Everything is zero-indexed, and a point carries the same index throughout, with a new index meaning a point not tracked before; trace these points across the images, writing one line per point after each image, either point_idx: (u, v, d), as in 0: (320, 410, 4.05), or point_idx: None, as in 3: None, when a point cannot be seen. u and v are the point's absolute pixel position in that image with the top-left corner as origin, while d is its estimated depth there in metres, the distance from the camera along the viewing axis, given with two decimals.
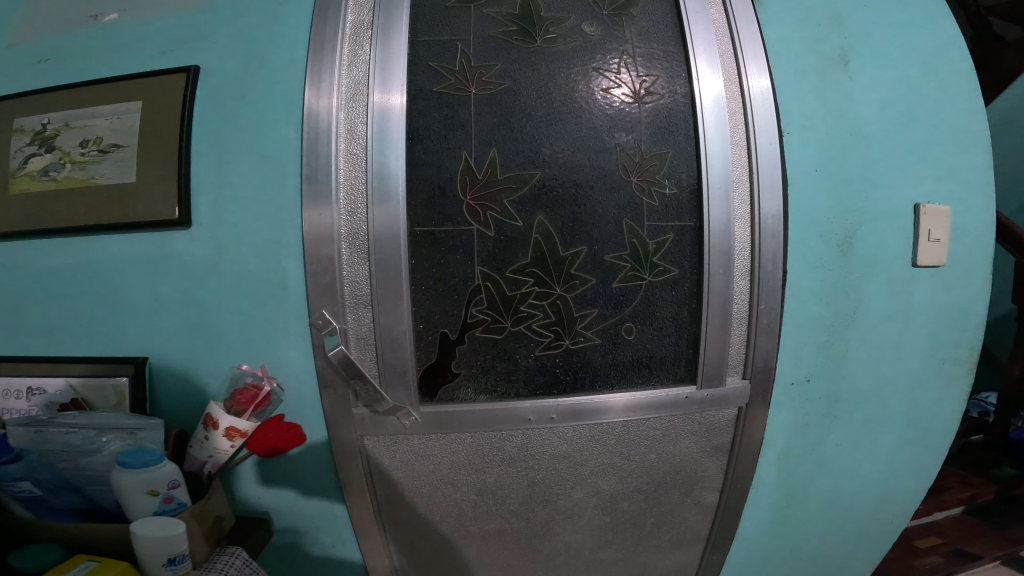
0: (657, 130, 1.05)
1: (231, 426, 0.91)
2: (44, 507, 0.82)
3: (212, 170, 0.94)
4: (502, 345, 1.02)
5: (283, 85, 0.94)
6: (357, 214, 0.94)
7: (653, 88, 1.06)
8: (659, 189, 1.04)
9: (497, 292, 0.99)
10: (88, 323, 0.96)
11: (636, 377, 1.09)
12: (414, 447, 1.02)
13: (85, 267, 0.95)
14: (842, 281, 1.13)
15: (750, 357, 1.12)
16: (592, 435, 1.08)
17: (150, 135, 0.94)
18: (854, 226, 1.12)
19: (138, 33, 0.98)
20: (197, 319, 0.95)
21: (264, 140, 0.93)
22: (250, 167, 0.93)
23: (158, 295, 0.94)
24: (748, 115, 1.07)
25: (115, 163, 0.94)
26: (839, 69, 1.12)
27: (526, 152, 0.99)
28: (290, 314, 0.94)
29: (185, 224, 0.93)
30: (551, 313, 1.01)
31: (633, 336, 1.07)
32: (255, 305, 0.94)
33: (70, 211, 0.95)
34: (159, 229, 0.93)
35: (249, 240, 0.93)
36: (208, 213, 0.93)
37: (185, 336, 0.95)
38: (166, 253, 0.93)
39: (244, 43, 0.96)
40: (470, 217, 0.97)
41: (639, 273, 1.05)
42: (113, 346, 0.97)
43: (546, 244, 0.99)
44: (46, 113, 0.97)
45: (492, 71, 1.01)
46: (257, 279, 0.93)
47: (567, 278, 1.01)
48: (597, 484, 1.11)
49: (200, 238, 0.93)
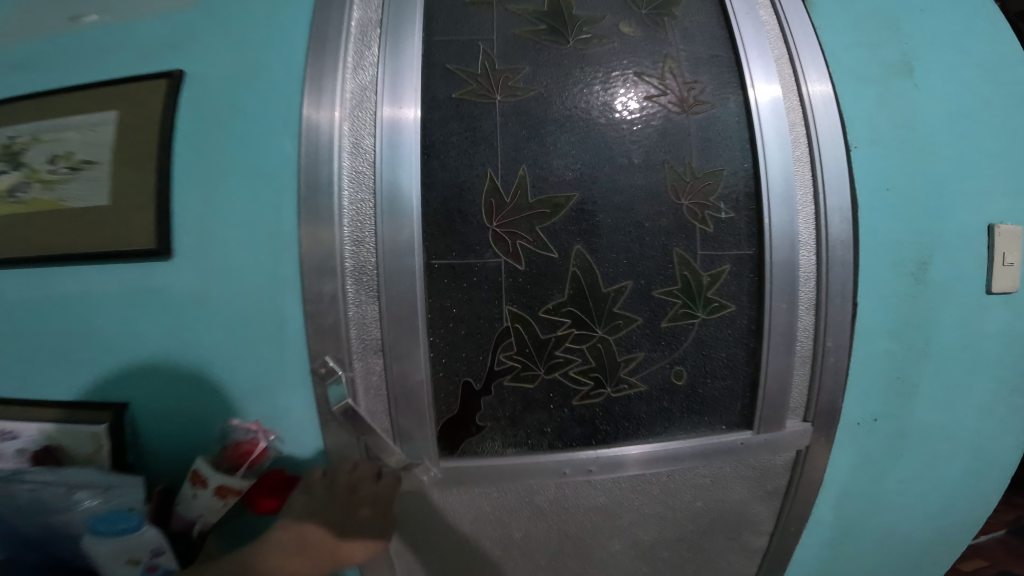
0: (694, 144, 0.90)
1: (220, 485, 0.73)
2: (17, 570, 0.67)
3: (195, 188, 0.76)
4: (534, 395, 0.86)
5: (279, 86, 0.78)
6: (363, 243, 0.77)
7: (700, 97, 0.92)
8: (721, 209, 0.91)
9: (529, 335, 0.83)
10: (53, 374, 0.77)
11: (663, 416, 0.93)
12: (435, 502, 0.86)
13: (53, 302, 0.76)
14: (913, 311, 0.99)
15: (814, 398, 0.98)
16: (632, 485, 0.93)
17: (130, 145, 0.77)
18: (925, 250, 0.98)
19: (119, 35, 0.81)
20: (182, 369, 0.76)
21: (260, 157, 0.76)
22: (241, 188, 0.75)
23: (137, 339, 0.75)
24: (806, 130, 0.95)
25: (87, 183, 0.76)
26: (905, 80, 0.99)
27: (551, 164, 0.84)
28: (288, 357, 0.76)
29: (166, 254, 0.74)
30: (590, 357, 0.87)
31: (686, 369, 0.93)
32: (251, 352, 0.75)
33: (32, 238, 0.76)
34: (139, 261, 0.75)
35: (238, 274, 0.74)
36: (191, 240, 0.74)
37: (165, 395, 0.77)
38: (150, 287, 0.75)
39: (237, 48, 0.80)
40: (496, 246, 0.81)
41: (689, 312, 0.90)
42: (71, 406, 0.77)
43: (586, 278, 0.84)
44: (13, 126, 0.80)
45: (519, 74, 0.87)
46: (250, 317, 0.75)
47: (609, 317, 0.86)
48: (636, 532, 0.96)
49: (184, 269, 0.74)
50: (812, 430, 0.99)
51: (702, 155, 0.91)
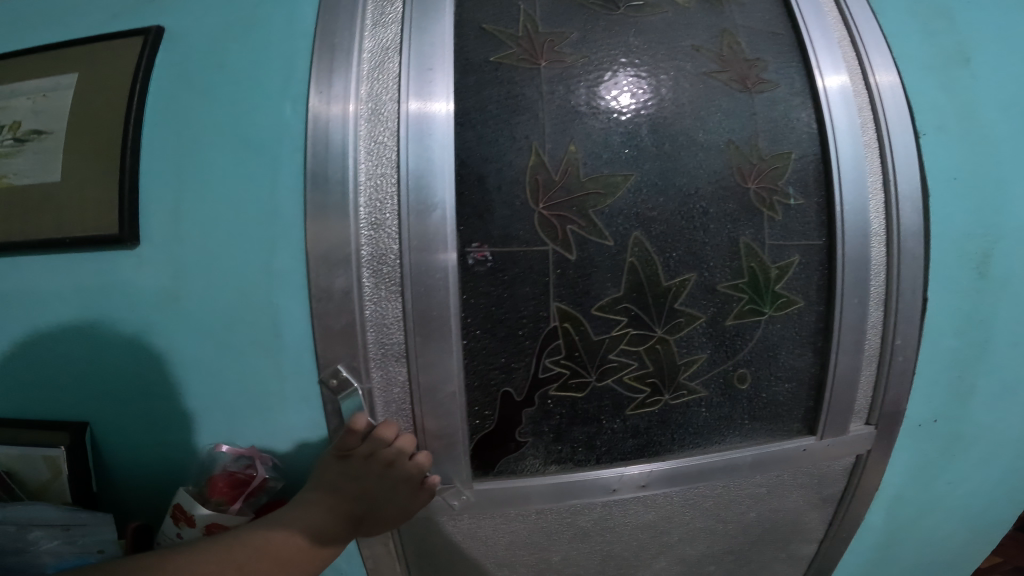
0: (752, 136, 0.64)
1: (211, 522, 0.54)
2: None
3: (170, 169, 0.57)
4: (582, 408, 0.64)
5: (273, 36, 0.59)
6: (383, 229, 0.56)
7: (764, 74, 0.67)
8: (776, 190, 0.65)
9: (576, 336, 0.61)
10: (6, 393, 0.61)
11: (732, 429, 0.69)
12: (463, 526, 0.66)
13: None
14: (973, 312, 0.70)
15: (879, 398, 0.71)
16: (686, 498, 0.71)
17: (91, 110, 0.59)
18: (994, 236, 0.69)
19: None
20: (154, 387, 0.58)
21: (245, 116, 0.56)
22: (221, 167, 0.56)
23: (97, 348, 0.58)
24: (866, 95, 0.67)
25: (36, 154, 0.59)
26: (969, 69, 0.69)
27: (607, 142, 0.60)
28: (285, 377, 0.57)
29: (130, 241, 0.56)
30: (648, 363, 0.63)
31: (760, 373, 0.68)
32: (236, 379, 0.57)
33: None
34: (94, 250, 0.57)
35: (218, 267, 0.56)
36: (164, 231, 0.56)
37: (136, 419, 0.59)
38: (111, 283, 0.57)
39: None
40: (541, 232, 0.58)
41: (758, 311, 0.66)
42: (14, 436, 0.60)
43: (646, 268, 0.61)
44: None
45: (567, 39, 0.63)
46: (237, 324, 0.56)
47: (670, 315, 0.63)
48: (686, 550, 0.75)
49: (153, 261, 0.56)
50: (877, 441, 0.73)
51: (752, 157, 0.64)
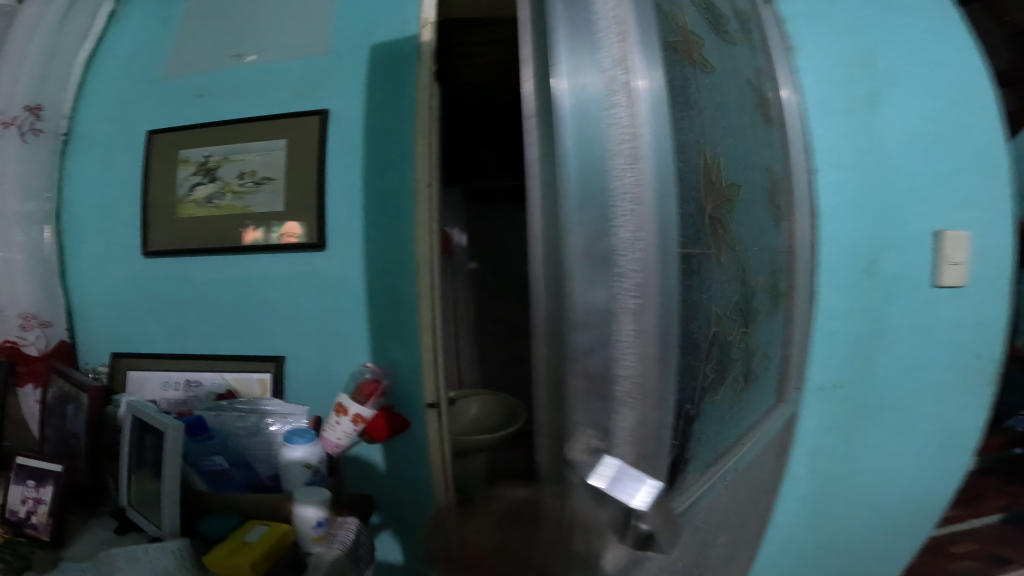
0: (728, 96, 0.53)
1: (360, 411, 0.68)
2: (223, 485, 0.65)
3: (339, 176, 0.73)
4: (706, 413, 0.47)
5: (397, 68, 0.74)
6: (637, 165, 0.30)
7: (730, 32, 0.59)
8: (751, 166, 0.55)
9: (723, 314, 0.46)
10: (210, 359, 0.75)
11: (734, 427, 0.56)
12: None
13: (224, 291, 0.75)
14: (866, 308, 0.76)
15: (782, 356, 0.67)
16: (738, 487, 0.60)
17: (295, 149, 0.74)
18: (888, 241, 0.74)
19: (273, 75, 0.76)
20: (319, 349, 0.74)
21: (387, 136, 0.73)
22: (369, 178, 0.73)
23: (281, 319, 0.74)
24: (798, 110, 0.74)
25: (273, 194, 0.73)
26: (874, 110, 0.75)
27: (674, 51, 0.40)
28: (407, 335, 0.73)
29: (321, 246, 0.73)
30: (741, 343, 0.53)
31: (748, 359, 0.57)
32: (380, 333, 0.73)
33: (219, 245, 0.74)
34: (288, 250, 0.73)
35: (371, 255, 0.73)
36: (339, 233, 0.73)
37: (302, 376, 0.74)
38: (301, 270, 0.73)
39: (350, 36, 0.76)
40: (706, 195, 0.42)
41: (761, 298, 0.58)
42: (224, 370, 0.74)
43: (721, 215, 0.45)
44: (200, 135, 0.75)
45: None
46: (384, 299, 0.73)
47: (743, 292, 0.52)
48: (737, 534, 0.64)
49: (333, 254, 0.73)
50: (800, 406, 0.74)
51: (728, 118, 0.52)
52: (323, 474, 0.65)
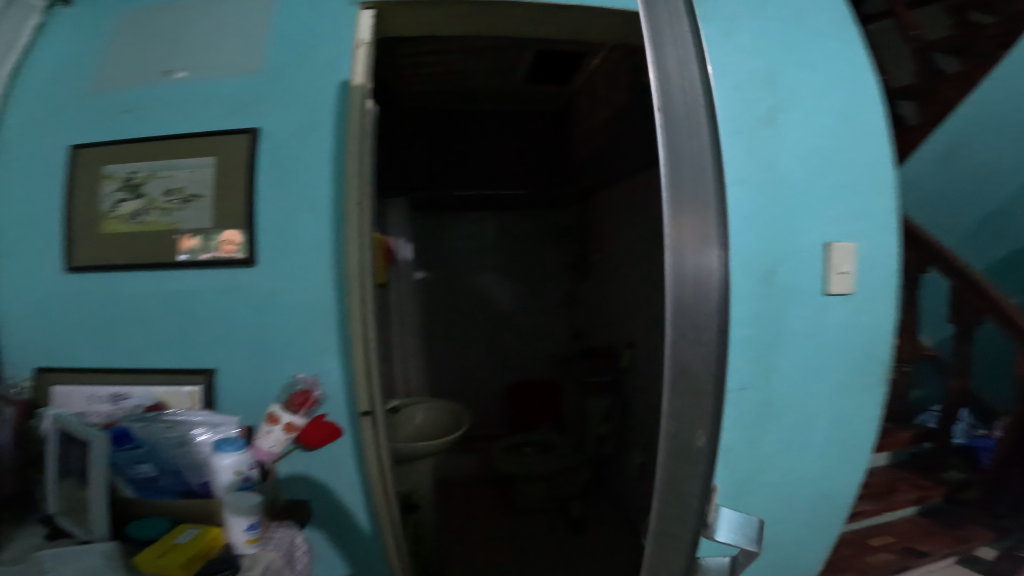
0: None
1: (291, 421, 0.71)
2: (151, 489, 0.66)
3: (269, 194, 0.76)
4: None
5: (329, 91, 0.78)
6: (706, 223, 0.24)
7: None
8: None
9: None
10: (137, 372, 0.75)
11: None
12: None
13: (152, 305, 0.76)
14: (763, 315, 0.81)
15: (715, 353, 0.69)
16: None
17: (223, 167, 0.75)
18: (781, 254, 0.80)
19: (201, 93, 0.77)
20: (250, 360, 0.76)
21: (318, 156, 0.77)
22: (299, 196, 0.76)
23: (211, 332, 0.76)
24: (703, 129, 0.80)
25: (200, 211, 0.75)
26: (774, 131, 0.80)
27: None
28: (338, 345, 0.77)
29: (249, 261, 0.75)
30: None
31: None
32: (311, 343, 0.76)
33: (146, 260, 0.75)
34: (216, 267, 0.75)
35: (299, 271, 0.76)
36: (267, 249, 0.75)
37: (234, 386, 0.76)
38: (230, 284, 0.76)
39: (281, 57, 0.79)
40: None
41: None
42: (152, 383, 0.75)
43: None
44: (127, 151, 0.76)
45: None
46: (314, 312, 0.76)
47: None
48: None
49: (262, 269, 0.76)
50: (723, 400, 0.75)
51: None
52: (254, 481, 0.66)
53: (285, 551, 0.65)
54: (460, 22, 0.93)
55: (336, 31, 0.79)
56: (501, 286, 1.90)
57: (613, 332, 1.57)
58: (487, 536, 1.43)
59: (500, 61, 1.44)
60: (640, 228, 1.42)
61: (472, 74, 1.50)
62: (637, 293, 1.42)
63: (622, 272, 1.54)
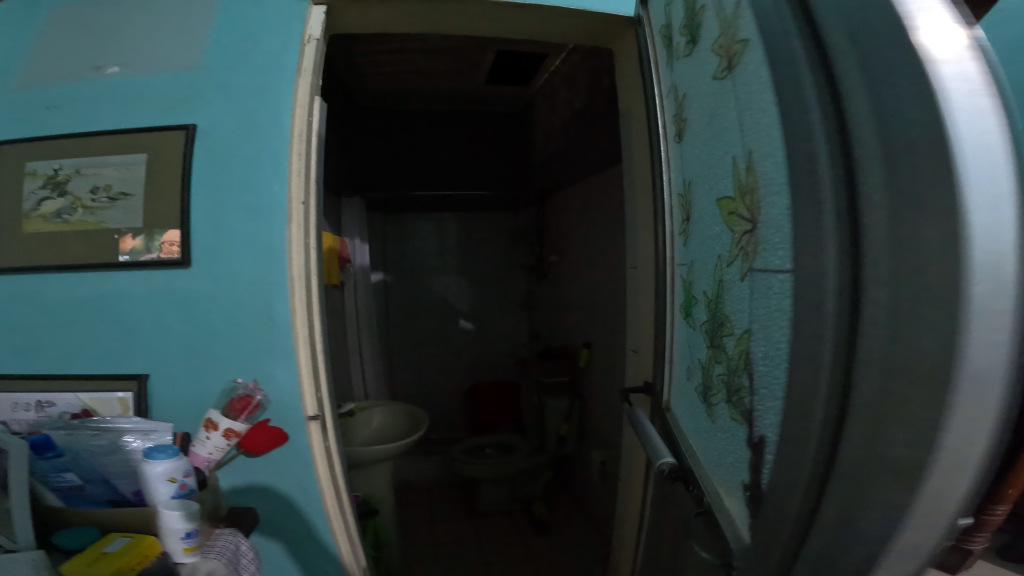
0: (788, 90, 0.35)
1: (231, 428, 0.70)
2: (78, 498, 0.63)
3: (207, 193, 0.74)
4: (751, 407, 0.52)
5: (274, 89, 0.76)
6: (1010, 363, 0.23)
7: (740, 36, 0.51)
8: (749, 185, 0.52)
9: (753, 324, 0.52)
10: (64, 379, 0.72)
11: (726, 449, 0.59)
12: None
13: (78, 308, 0.72)
14: None
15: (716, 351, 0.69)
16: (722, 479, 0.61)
17: (157, 166, 0.73)
18: None
19: (133, 88, 0.74)
20: (187, 366, 0.73)
21: (259, 155, 0.75)
22: (239, 195, 0.74)
23: (143, 338, 0.73)
24: (659, 131, 0.83)
25: (130, 211, 0.72)
26: None
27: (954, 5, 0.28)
28: (282, 350, 0.75)
29: (185, 263, 0.73)
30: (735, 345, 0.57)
31: (727, 377, 0.59)
32: (250, 347, 0.74)
33: (71, 262, 0.71)
34: (148, 268, 0.72)
35: (239, 272, 0.74)
36: (204, 249, 0.73)
37: (171, 392, 0.73)
38: (164, 287, 0.73)
39: (222, 52, 0.76)
40: (772, 221, 0.47)
41: (727, 336, 0.59)
42: (81, 389, 0.71)
43: (750, 232, 0.52)
44: (53, 146, 0.72)
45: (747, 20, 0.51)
46: (256, 316, 0.74)
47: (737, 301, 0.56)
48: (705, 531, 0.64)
49: (200, 271, 0.73)
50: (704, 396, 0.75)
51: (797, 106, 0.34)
52: (191, 488, 0.62)
53: (229, 560, 0.62)
54: (413, 20, 0.90)
55: (280, 29, 0.77)
56: (459, 289, 1.93)
57: (571, 333, 1.58)
58: (449, 540, 1.41)
59: (460, 60, 1.41)
60: (597, 229, 1.43)
61: (431, 73, 1.49)
62: (595, 294, 1.43)
63: (581, 274, 1.54)
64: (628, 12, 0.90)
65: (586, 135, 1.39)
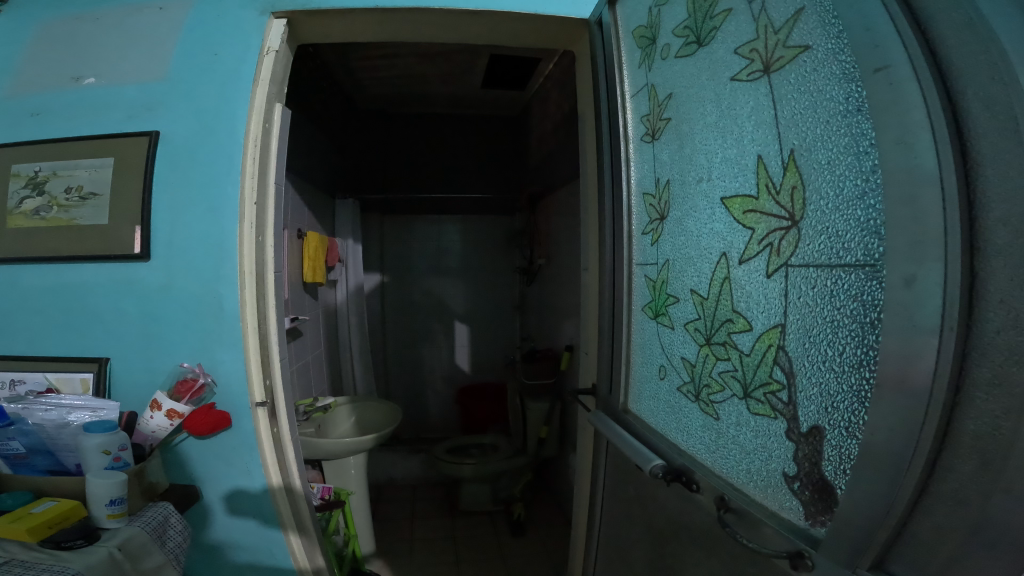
0: (893, 92, 0.33)
1: (174, 408, 0.76)
2: (23, 466, 0.70)
3: (166, 193, 0.79)
4: (798, 389, 0.48)
5: (235, 96, 0.81)
6: None
7: (792, 42, 0.47)
8: (785, 183, 0.48)
9: (792, 321, 0.48)
10: (41, 359, 0.80)
11: (753, 443, 0.54)
12: None
13: (52, 295, 0.80)
14: None
15: (688, 350, 0.65)
16: (747, 472, 0.55)
17: (121, 169, 0.79)
18: None
19: (107, 98, 0.81)
20: (148, 349, 0.80)
21: (218, 156, 0.80)
22: (196, 194, 0.79)
23: (108, 323, 0.80)
24: (621, 131, 0.79)
25: (97, 209, 0.79)
26: None
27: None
28: (234, 338, 0.80)
29: (145, 257, 0.79)
30: (756, 333, 0.53)
31: (739, 373, 0.55)
32: (199, 336, 0.80)
33: (45, 254, 0.79)
34: (113, 261, 0.79)
35: (194, 265, 0.79)
36: (163, 246, 0.79)
37: (136, 373, 0.81)
38: (124, 279, 0.80)
39: (189, 62, 0.82)
40: (829, 220, 0.43)
41: (741, 332, 0.55)
42: (56, 368, 0.80)
43: (792, 235, 0.47)
44: (34, 152, 0.81)
45: (801, 23, 0.47)
46: (207, 308, 0.80)
47: (760, 303, 0.52)
48: (700, 534, 0.59)
49: (160, 265, 0.79)
50: (660, 394, 0.73)
51: (898, 107, 0.33)
52: (127, 461, 0.68)
53: (154, 527, 0.67)
54: (375, 31, 0.92)
55: (245, 40, 0.83)
56: (455, 290, 2.03)
57: (558, 336, 1.59)
58: (428, 538, 1.43)
59: (455, 64, 1.44)
60: None
61: (428, 78, 1.53)
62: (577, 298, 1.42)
63: (566, 279, 1.54)
64: (583, 14, 0.88)
65: (571, 140, 1.38)
